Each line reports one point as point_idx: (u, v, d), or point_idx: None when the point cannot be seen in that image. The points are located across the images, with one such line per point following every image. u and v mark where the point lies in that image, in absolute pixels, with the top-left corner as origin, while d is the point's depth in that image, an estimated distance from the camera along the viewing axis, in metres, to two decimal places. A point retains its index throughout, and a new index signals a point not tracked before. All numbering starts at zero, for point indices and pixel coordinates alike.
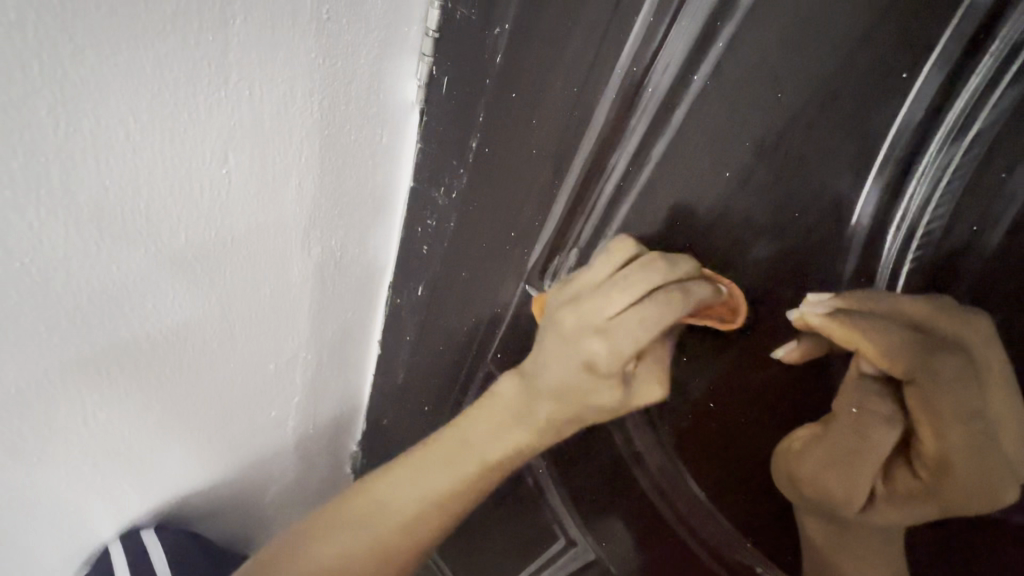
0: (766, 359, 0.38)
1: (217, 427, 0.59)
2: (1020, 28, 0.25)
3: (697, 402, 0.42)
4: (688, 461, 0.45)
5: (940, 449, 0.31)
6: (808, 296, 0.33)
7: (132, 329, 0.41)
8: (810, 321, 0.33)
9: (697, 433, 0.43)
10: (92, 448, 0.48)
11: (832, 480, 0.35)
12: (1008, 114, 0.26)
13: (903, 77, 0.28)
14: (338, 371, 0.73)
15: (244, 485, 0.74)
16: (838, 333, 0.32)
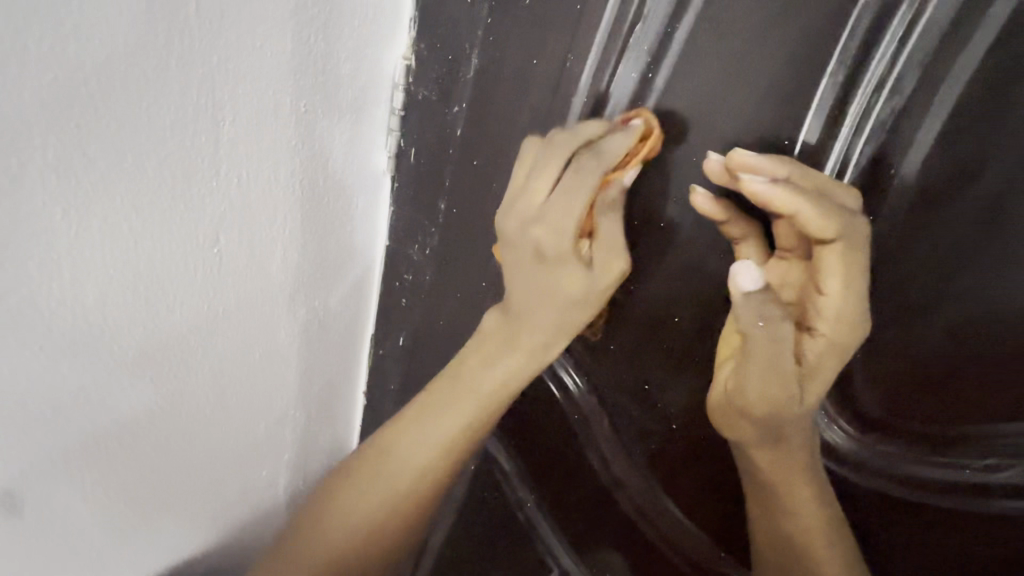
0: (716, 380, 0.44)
1: (209, 493, 0.60)
2: (862, 103, 0.33)
3: (663, 424, 0.47)
4: (663, 482, 0.49)
5: (833, 333, 0.36)
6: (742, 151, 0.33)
7: (130, 404, 0.44)
8: (758, 192, 0.33)
9: (667, 454, 0.48)
10: (88, 527, 0.49)
11: (772, 381, 0.37)
12: (868, 167, 0.34)
13: (785, 144, 0.35)
14: (326, 426, 0.75)
15: (235, 552, 0.73)
16: (772, 193, 0.33)
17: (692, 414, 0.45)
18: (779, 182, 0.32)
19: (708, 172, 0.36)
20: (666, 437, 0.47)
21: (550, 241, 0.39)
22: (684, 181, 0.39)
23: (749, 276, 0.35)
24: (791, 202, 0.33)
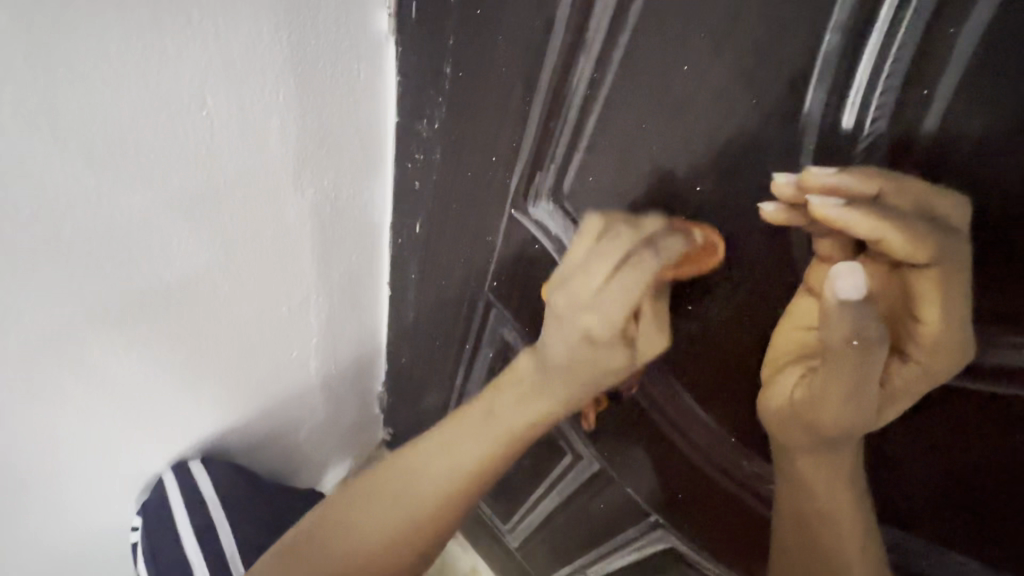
0: (735, 258, 0.38)
1: (242, 368, 0.64)
2: None
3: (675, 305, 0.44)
4: (673, 366, 0.47)
5: (930, 360, 0.32)
6: (812, 168, 0.30)
7: (145, 273, 0.46)
8: (835, 219, 0.29)
9: (677, 335, 0.45)
10: (130, 386, 0.54)
11: (844, 409, 0.35)
12: None
13: None
14: (352, 314, 0.77)
15: (275, 423, 0.80)
16: (851, 215, 0.29)
17: (705, 295, 0.41)
18: (854, 204, 0.29)
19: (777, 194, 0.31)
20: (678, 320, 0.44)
21: (597, 324, 0.41)
22: (708, 14, 0.31)
23: (851, 283, 0.29)
24: (878, 230, 0.29)
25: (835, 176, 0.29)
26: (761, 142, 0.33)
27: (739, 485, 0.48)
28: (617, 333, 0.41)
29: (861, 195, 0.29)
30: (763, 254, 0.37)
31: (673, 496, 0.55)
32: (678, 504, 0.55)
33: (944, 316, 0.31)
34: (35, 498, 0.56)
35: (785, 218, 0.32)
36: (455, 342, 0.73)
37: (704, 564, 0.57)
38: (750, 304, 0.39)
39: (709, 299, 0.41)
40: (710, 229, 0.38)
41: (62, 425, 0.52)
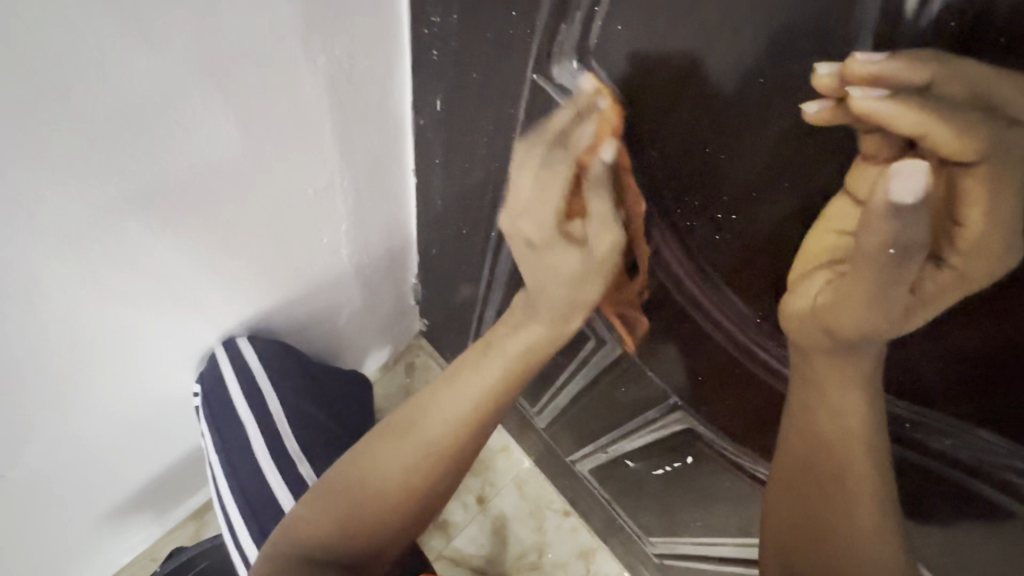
0: (773, 119, 0.34)
1: (275, 251, 0.67)
2: None
3: (705, 178, 0.40)
4: (700, 246, 0.45)
5: (967, 266, 0.31)
6: (855, 54, 0.29)
7: (163, 147, 0.46)
8: (871, 110, 0.29)
9: (707, 212, 0.42)
10: (170, 264, 0.57)
11: (868, 312, 0.35)
12: None
13: None
14: (380, 202, 0.76)
15: (315, 306, 0.84)
16: (891, 112, 0.29)
17: (739, 165, 0.38)
18: (898, 94, 0.28)
19: (817, 89, 0.31)
20: (708, 196, 0.41)
21: (533, 230, 0.48)
22: None
23: (908, 185, 0.28)
24: (921, 124, 0.28)
25: (880, 65, 0.28)
26: None
27: (763, 367, 0.47)
28: (553, 231, 0.47)
29: (907, 86, 0.28)
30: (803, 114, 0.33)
31: (694, 379, 0.55)
32: (697, 385, 0.55)
33: (982, 222, 0.30)
34: (104, 359, 0.62)
35: (826, 118, 0.31)
36: (480, 229, 0.72)
37: (719, 442, 0.58)
38: (787, 172, 0.36)
39: (741, 168, 0.38)
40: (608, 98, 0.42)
41: (114, 293, 0.56)
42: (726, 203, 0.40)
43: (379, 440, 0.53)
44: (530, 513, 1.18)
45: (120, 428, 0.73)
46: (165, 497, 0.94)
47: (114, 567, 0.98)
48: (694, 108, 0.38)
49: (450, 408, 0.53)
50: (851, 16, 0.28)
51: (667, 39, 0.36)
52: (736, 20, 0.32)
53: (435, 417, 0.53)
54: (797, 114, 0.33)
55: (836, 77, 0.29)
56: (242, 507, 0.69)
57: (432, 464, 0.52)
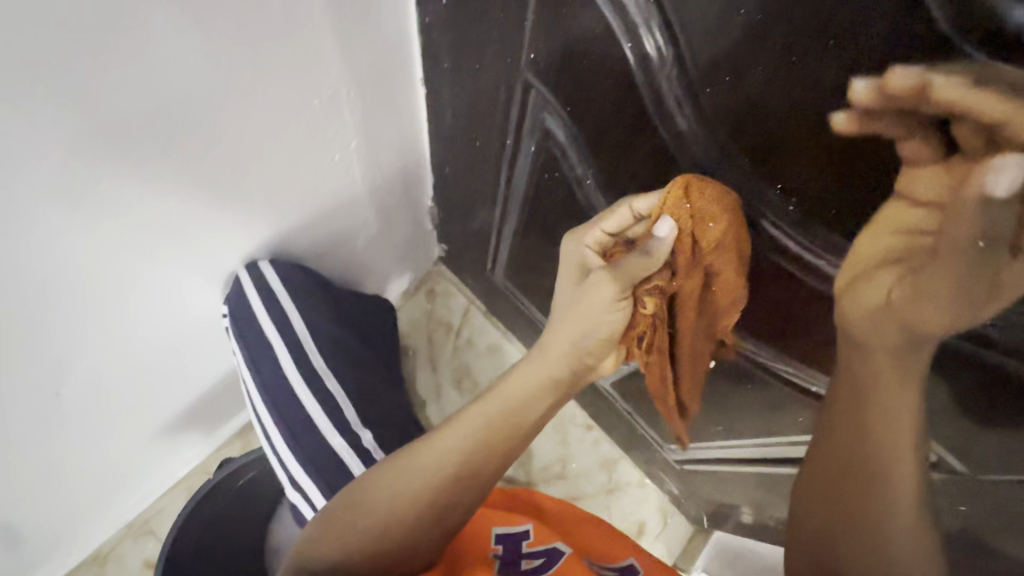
0: None
1: (286, 166, 0.66)
2: None
3: (732, 55, 0.36)
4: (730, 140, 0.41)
5: None
6: (900, 62, 0.29)
7: (153, 40, 0.46)
8: (947, 103, 0.27)
9: (736, 100, 0.38)
10: (182, 174, 0.58)
11: (946, 301, 0.33)
12: None
13: None
14: (389, 115, 0.74)
15: (332, 229, 0.84)
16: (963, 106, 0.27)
17: (770, 38, 0.34)
18: (981, 85, 0.26)
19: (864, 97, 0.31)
20: (736, 80, 0.37)
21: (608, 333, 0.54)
22: None
23: (1007, 179, 0.27)
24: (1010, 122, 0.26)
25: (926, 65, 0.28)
26: None
27: (801, 268, 0.43)
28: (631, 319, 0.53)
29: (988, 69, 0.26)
30: None
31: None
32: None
33: None
34: (132, 279, 0.64)
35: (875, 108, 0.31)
36: (494, 141, 0.70)
37: (744, 346, 0.57)
38: (823, 44, 0.31)
39: (772, 40, 0.34)
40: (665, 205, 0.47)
41: (131, 205, 0.57)
42: (769, 80, 0.35)
43: (382, 477, 0.56)
44: (554, 428, 1.23)
45: (159, 348, 0.76)
46: (212, 415, 1.01)
47: (174, 479, 1.06)
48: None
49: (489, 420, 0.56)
50: None
51: None
52: None
53: (477, 421, 0.56)
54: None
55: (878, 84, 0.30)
56: (278, 421, 0.74)
57: (473, 461, 0.55)
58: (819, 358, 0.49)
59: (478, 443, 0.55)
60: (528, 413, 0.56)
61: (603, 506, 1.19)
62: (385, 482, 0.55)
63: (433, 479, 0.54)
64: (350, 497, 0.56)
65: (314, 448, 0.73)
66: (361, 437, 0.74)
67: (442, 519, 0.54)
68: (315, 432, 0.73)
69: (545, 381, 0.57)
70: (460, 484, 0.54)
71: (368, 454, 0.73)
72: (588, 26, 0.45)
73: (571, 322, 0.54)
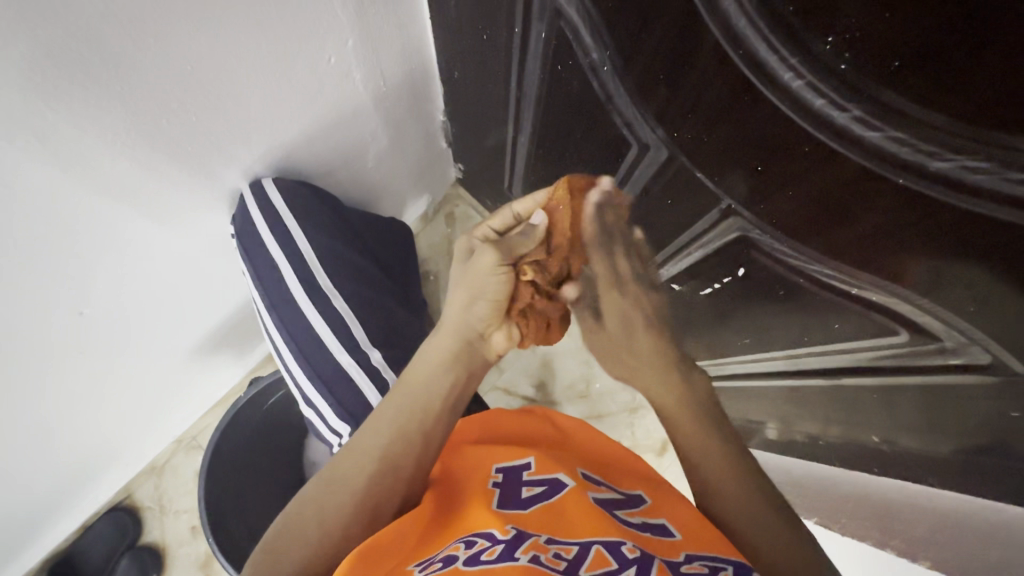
0: None
1: (278, 66, 0.62)
2: None
3: None
4: None
5: None
6: None
7: None
8: None
9: None
10: (166, 76, 0.54)
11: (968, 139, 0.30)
12: None
13: None
14: (384, 6, 0.67)
15: (337, 144, 0.80)
16: None
17: None
18: None
19: None
20: None
21: (479, 310, 0.63)
22: None
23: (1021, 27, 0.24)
24: None
25: None
26: None
27: (841, 142, 0.37)
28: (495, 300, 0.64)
29: None
30: None
31: (754, 173, 0.47)
32: (753, 179, 0.47)
33: None
34: (133, 197, 0.63)
35: None
36: (501, 30, 0.63)
37: (777, 247, 0.52)
38: None
39: None
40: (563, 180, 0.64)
41: (115, 115, 0.54)
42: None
43: (327, 477, 0.54)
44: (577, 349, 1.23)
45: (175, 271, 0.77)
46: (239, 339, 1.03)
47: (212, 399, 1.12)
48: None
49: (397, 410, 0.57)
50: None
51: None
52: None
53: (385, 422, 0.56)
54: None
55: None
56: (288, 341, 0.74)
57: (410, 428, 0.56)
58: (862, 252, 0.43)
59: (407, 413, 0.56)
60: (434, 397, 0.59)
61: (627, 423, 1.20)
62: (338, 476, 0.53)
63: (381, 451, 0.54)
64: (297, 514, 0.52)
65: (325, 367, 0.73)
66: (369, 357, 0.74)
67: (378, 517, 0.51)
68: (324, 353, 0.73)
69: (441, 362, 0.61)
70: (403, 450, 0.54)
71: (377, 375, 0.73)
72: None
73: (464, 285, 0.64)
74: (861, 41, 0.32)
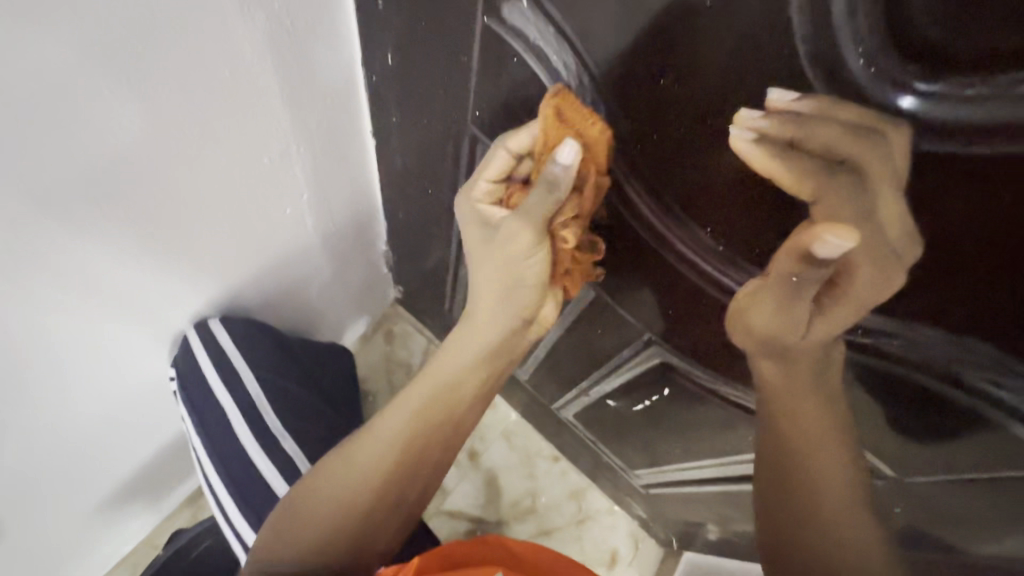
0: (698, 59, 0.35)
1: (238, 228, 0.66)
2: None
3: (640, 118, 0.42)
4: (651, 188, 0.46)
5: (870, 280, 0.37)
6: (741, 112, 0.35)
7: (105, 131, 0.45)
8: (743, 151, 0.36)
9: (647, 155, 0.44)
10: (132, 246, 0.56)
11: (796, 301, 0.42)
12: None
13: None
14: (339, 167, 0.75)
15: (285, 281, 0.83)
16: (757, 160, 0.36)
17: (669, 107, 0.39)
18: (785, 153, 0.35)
19: (739, 148, 0.36)
20: (649, 138, 0.42)
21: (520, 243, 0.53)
22: None
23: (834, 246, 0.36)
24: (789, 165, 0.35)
25: (796, 101, 0.32)
26: None
27: (722, 296, 0.48)
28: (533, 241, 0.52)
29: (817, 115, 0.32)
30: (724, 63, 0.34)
31: (786, 281, 0.41)
32: (743, 295, 0.45)
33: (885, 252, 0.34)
34: (71, 354, 0.61)
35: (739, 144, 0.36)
36: (445, 188, 0.72)
37: (693, 372, 0.61)
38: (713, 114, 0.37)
39: (667, 109, 0.39)
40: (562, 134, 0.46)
41: (72, 283, 0.55)
42: (708, 140, 0.38)
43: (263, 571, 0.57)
44: (520, 462, 1.24)
45: (98, 421, 0.72)
46: (157, 484, 0.94)
47: (115, 557, 0.99)
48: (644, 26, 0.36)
49: (305, 517, 0.60)
50: None
51: None
52: None
53: (310, 524, 0.59)
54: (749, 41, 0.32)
55: (763, 116, 0.34)
56: (229, 485, 0.72)
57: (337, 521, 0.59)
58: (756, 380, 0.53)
59: (337, 510, 0.59)
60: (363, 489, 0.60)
61: (575, 536, 1.20)
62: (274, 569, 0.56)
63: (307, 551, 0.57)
64: None
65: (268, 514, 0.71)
66: None
67: None
68: (268, 498, 0.71)
69: (377, 451, 0.62)
70: (331, 550, 0.58)
71: None
72: (531, 84, 0.48)
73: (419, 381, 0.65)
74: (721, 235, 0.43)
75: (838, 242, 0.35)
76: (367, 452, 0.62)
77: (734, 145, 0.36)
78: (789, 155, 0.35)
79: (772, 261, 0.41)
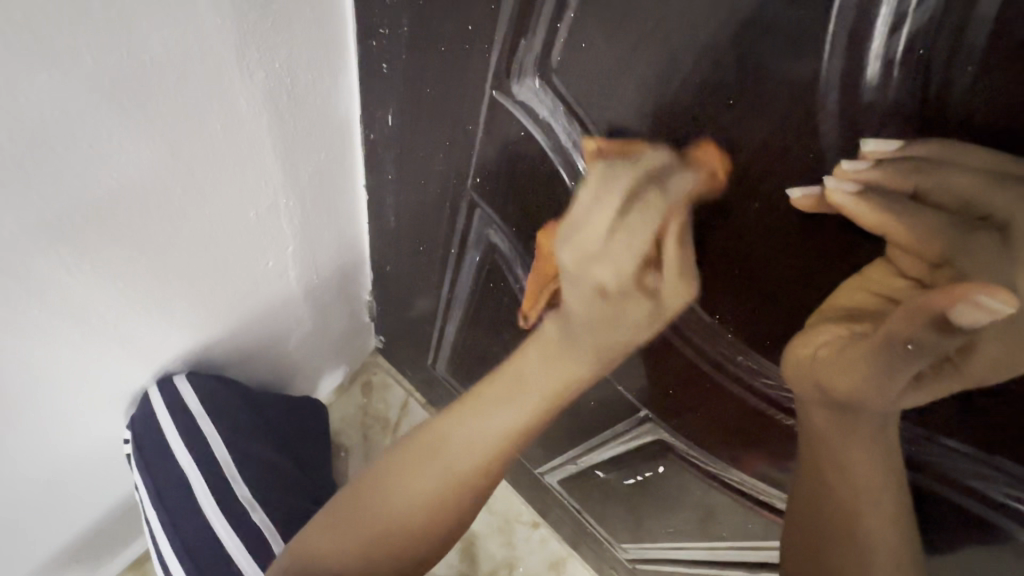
0: (725, 154, 0.34)
1: (215, 282, 0.62)
2: None
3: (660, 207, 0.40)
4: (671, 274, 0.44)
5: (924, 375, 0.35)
6: (842, 164, 0.30)
7: (81, 186, 0.43)
8: (840, 204, 0.31)
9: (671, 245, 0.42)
10: (96, 299, 0.52)
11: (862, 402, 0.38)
12: None
13: None
14: (329, 219, 0.72)
15: (262, 334, 0.79)
16: (860, 213, 0.31)
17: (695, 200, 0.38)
18: (892, 204, 0.30)
19: (835, 202, 0.31)
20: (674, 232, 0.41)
21: (609, 277, 0.43)
22: None
23: (972, 316, 0.30)
24: (887, 228, 0.31)
25: (892, 161, 0.29)
26: (757, 32, 0.29)
27: (733, 379, 0.47)
28: (629, 283, 0.43)
29: (927, 178, 0.29)
30: (748, 162, 0.33)
31: (893, 352, 0.35)
32: (822, 351, 0.38)
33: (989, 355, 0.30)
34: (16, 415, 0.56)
35: (830, 202, 0.32)
36: (438, 247, 0.70)
37: (691, 452, 0.59)
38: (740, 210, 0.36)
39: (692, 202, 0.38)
40: (701, 152, 0.35)
41: (25, 342, 0.50)
42: (727, 237, 0.38)
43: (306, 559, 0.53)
44: (499, 528, 1.17)
45: (39, 485, 0.65)
46: (101, 549, 0.86)
47: None
48: (663, 111, 0.35)
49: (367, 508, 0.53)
50: (804, 81, 0.29)
51: (630, 74, 0.35)
52: (689, 59, 0.32)
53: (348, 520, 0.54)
54: (757, 150, 0.33)
55: (861, 182, 0.30)
56: (184, 561, 0.65)
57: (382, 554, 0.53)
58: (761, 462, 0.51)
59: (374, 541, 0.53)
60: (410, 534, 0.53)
61: None
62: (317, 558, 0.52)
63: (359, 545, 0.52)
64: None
65: None
66: None
67: None
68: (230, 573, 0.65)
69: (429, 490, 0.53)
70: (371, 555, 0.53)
71: None
72: (536, 157, 0.46)
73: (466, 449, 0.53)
74: (748, 321, 0.42)
75: (991, 307, 0.29)
76: (421, 466, 0.53)
77: (829, 197, 0.31)
78: (896, 210, 0.30)
79: (831, 375, 0.38)
